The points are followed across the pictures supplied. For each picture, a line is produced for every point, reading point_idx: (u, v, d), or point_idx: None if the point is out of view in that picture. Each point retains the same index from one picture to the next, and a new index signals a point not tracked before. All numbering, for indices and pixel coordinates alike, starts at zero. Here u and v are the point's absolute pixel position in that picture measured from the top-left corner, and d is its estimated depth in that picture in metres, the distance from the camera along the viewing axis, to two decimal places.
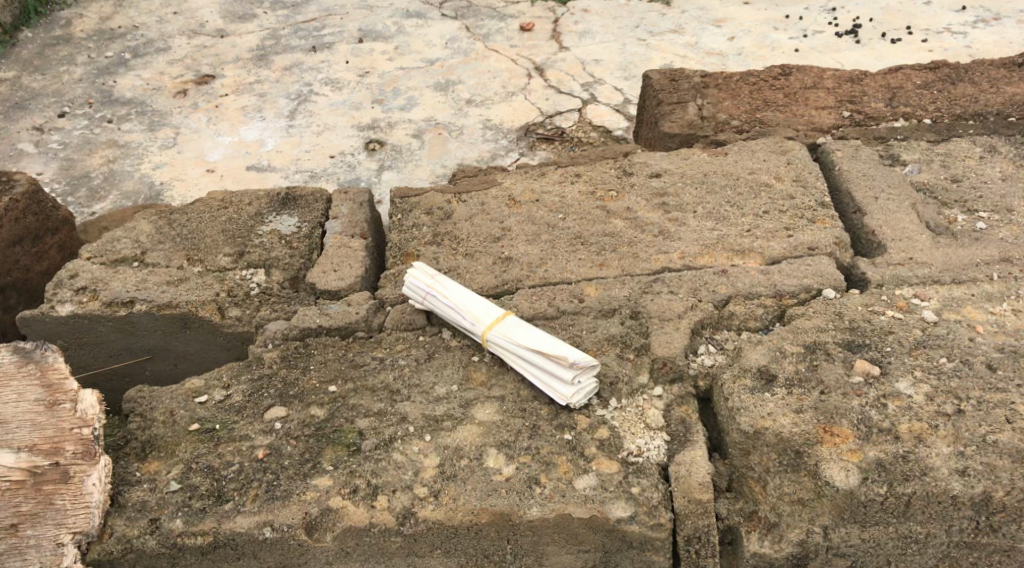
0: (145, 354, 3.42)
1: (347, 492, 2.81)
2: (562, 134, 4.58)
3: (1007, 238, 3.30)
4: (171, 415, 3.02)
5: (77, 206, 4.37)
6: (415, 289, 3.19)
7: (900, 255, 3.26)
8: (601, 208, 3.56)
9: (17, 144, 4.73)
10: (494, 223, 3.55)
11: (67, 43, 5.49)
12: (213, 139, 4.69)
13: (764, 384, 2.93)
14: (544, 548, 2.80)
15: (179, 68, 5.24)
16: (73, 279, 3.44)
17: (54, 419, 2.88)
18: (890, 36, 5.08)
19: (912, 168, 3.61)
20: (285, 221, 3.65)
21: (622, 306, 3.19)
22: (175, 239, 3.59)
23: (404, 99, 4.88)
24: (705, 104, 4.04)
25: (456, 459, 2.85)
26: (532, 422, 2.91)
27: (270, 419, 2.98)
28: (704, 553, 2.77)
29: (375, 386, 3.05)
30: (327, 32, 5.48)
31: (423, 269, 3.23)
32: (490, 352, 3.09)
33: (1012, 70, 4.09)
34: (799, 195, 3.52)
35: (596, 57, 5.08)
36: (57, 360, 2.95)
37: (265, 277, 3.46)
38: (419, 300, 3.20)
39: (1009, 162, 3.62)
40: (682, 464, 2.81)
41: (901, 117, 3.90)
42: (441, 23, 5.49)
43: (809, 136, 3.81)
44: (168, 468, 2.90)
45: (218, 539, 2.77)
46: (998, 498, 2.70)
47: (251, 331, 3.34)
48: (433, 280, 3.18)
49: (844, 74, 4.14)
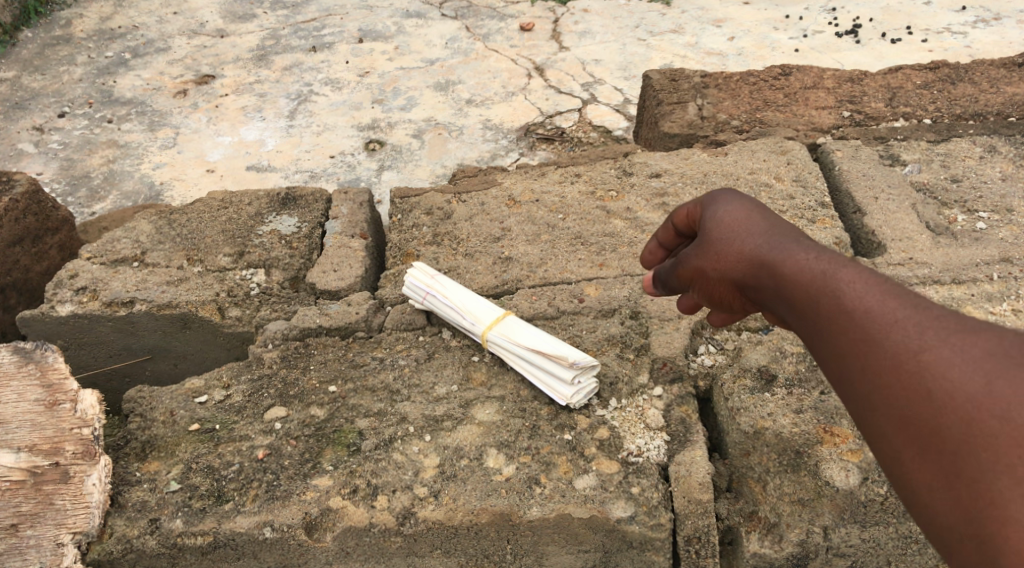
0: (145, 354, 3.43)
1: (348, 492, 2.81)
2: (562, 134, 4.58)
3: (1007, 238, 3.30)
4: (171, 415, 3.02)
5: (77, 206, 4.37)
6: (415, 289, 3.19)
7: (901, 255, 3.26)
8: (601, 208, 3.56)
9: (17, 144, 4.73)
10: (494, 223, 3.55)
11: (67, 43, 5.49)
12: (214, 139, 4.70)
13: (764, 384, 2.96)
14: (544, 548, 2.80)
15: (179, 68, 5.24)
16: (73, 279, 3.44)
17: (54, 419, 2.89)
18: (890, 36, 5.08)
19: (912, 168, 3.61)
20: (285, 221, 3.65)
21: (622, 306, 3.19)
22: (175, 239, 3.59)
23: (404, 99, 4.87)
24: (705, 104, 4.05)
25: (456, 459, 2.85)
26: (532, 422, 2.91)
27: (270, 420, 2.98)
28: (704, 553, 2.76)
29: (375, 386, 3.05)
30: (327, 33, 5.48)
31: (423, 269, 3.22)
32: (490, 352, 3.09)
33: (1012, 70, 4.10)
34: (799, 195, 3.51)
35: (596, 56, 5.08)
36: (57, 360, 2.95)
37: (265, 276, 3.46)
38: (419, 300, 3.20)
39: (1009, 162, 3.62)
40: (682, 464, 2.81)
41: (901, 117, 3.90)
42: (441, 23, 5.49)
43: (809, 136, 3.81)
44: (168, 468, 2.89)
45: (218, 539, 2.77)
46: None
47: (251, 332, 3.33)
48: (433, 280, 3.18)
49: (844, 74, 4.14)
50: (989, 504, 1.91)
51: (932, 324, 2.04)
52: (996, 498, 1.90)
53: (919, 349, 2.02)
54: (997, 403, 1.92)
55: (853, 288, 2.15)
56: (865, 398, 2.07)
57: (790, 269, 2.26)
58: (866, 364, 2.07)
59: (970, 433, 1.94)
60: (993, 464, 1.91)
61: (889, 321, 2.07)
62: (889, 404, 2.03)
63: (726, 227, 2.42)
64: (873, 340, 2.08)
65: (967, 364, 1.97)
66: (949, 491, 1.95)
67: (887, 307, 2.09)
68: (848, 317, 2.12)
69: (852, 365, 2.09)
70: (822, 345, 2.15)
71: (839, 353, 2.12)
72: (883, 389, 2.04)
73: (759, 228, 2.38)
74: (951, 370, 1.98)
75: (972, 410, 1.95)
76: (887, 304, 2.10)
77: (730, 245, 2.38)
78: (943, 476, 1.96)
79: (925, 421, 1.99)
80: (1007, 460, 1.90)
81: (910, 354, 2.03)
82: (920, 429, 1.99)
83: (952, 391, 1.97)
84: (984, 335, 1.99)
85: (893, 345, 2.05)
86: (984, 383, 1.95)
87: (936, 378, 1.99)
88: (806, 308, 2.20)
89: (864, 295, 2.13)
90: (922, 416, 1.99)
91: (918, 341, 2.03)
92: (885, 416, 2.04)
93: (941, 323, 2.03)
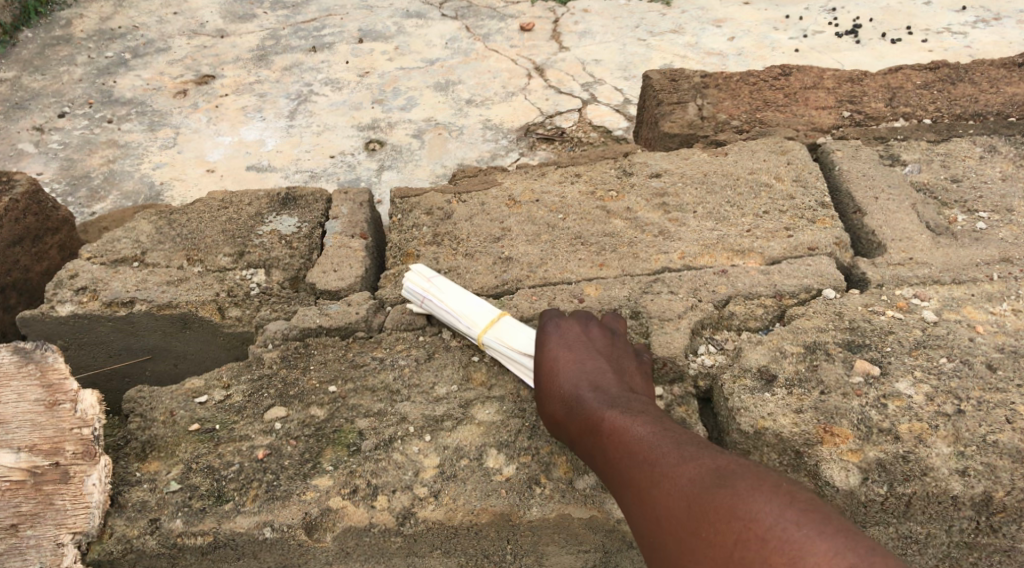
0: (145, 354, 3.44)
1: (348, 492, 2.81)
2: (562, 134, 4.58)
3: (1007, 238, 3.30)
4: (171, 415, 3.02)
5: (77, 206, 4.37)
6: (413, 293, 3.19)
7: (901, 255, 3.26)
8: (601, 208, 3.56)
9: (17, 144, 4.73)
10: (494, 223, 3.56)
11: (67, 43, 5.49)
12: (213, 139, 4.70)
13: (763, 384, 2.93)
14: (544, 548, 2.83)
15: (179, 69, 5.24)
16: (73, 279, 3.44)
17: (54, 419, 2.89)
18: (890, 36, 5.08)
19: (912, 168, 3.61)
20: (285, 221, 3.65)
21: (623, 306, 3.19)
22: (175, 239, 3.59)
23: (404, 99, 4.87)
24: (705, 104, 4.05)
25: (456, 459, 2.85)
26: (532, 422, 2.90)
27: (270, 420, 2.98)
28: None
29: (376, 386, 3.04)
30: (327, 33, 5.48)
31: (420, 272, 3.22)
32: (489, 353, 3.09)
33: (1012, 70, 4.10)
34: (799, 195, 3.51)
35: (596, 56, 5.08)
36: (57, 361, 2.95)
37: (265, 277, 3.46)
38: (418, 304, 3.19)
39: (1009, 162, 3.62)
40: None
41: (901, 117, 3.90)
42: (441, 23, 5.49)
43: (809, 136, 3.81)
44: (168, 468, 2.89)
45: (218, 539, 2.78)
46: (998, 498, 2.71)
47: (251, 332, 3.33)
48: (429, 284, 3.18)
49: (844, 74, 4.15)
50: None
51: (687, 477, 2.40)
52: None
53: (671, 496, 2.40)
54: (726, 548, 2.29)
55: (635, 441, 2.53)
56: (634, 530, 2.46)
57: (592, 414, 2.65)
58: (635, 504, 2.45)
59: None
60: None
61: (659, 470, 2.45)
62: (649, 539, 2.42)
63: (558, 369, 2.80)
64: (643, 482, 2.46)
65: (705, 511, 2.34)
66: None
67: (656, 459, 2.47)
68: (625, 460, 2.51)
69: (627, 502, 2.48)
70: (609, 481, 2.55)
71: (620, 492, 2.51)
72: (644, 522, 2.43)
73: (575, 374, 2.77)
74: (690, 515, 2.35)
75: (705, 550, 2.31)
76: (655, 458, 2.48)
77: (551, 389, 2.77)
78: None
79: (666, 557, 2.37)
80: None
81: (666, 497, 2.40)
82: (670, 564, 2.37)
83: (693, 534, 2.34)
84: (723, 489, 2.35)
85: (656, 490, 2.42)
86: (718, 532, 2.31)
87: (682, 521, 2.36)
88: (601, 452, 2.59)
89: (641, 445, 2.51)
90: (671, 553, 2.36)
91: (674, 487, 2.40)
92: (647, 547, 2.43)
93: (694, 475, 2.40)
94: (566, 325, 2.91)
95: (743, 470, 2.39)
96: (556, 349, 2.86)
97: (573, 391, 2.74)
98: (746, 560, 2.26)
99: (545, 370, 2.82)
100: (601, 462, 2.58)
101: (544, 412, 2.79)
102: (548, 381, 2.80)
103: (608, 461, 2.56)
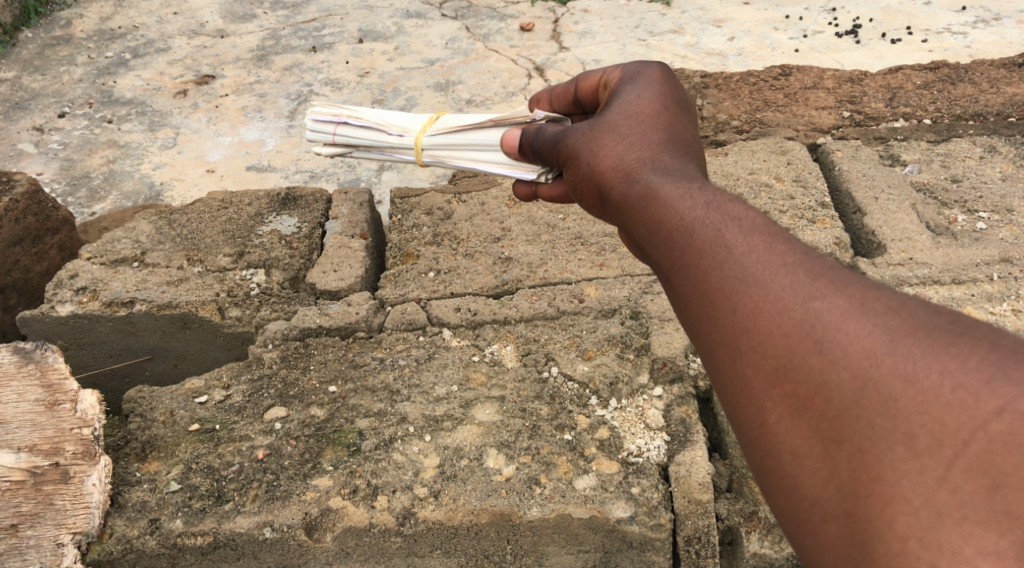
0: (145, 354, 3.44)
1: (347, 492, 2.80)
2: None
3: (1007, 238, 3.29)
4: (171, 415, 3.02)
5: (77, 206, 4.37)
6: (321, 126, 2.81)
7: (901, 255, 3.25)
8: None
9: (17, 144, 4.73)
10: (494, 223, 3.57)
11: (67, 43, 5.49)
12: (213, 139, 4.70)
13: None
14: (544, 548, 2.79)
15: (179, 68, 5.24)
16: (73, 279, 3.45)
17: (54, 419, 2.90)
18: (890, 36, 5.08)
19: (912, 168, 3.62)
20: (285, 221, 3.66)
21: (622, 306, 3.20)
22: (174, 239, 3.59)
23: (404, 99, 4.87)
24: (705, 104, 4.07)
25: (456, 459, 2.84)
26: (532, 422, 2.91)
27: (270, 420, 2.98)
28: (704, 553, 2.74)
29: (376, 386, 3.05)
30: (327, 32, 5.49)
31: (325, 105, 2.85)
32: (439, 161, 2.73)
33: (1012, 70, 4.12)
34: (799, 195, 3.50)
35: (596, 56, 5.08)
36: (57, 361, 2.95)
37: (265, 277, 3.46)
38: (330, 137, 2.81)
39: (1009, 162, 3.62)
40: (682, 464, 2.79)
41: (901, 117, 3.91)
42: (441, 23, 5.50)
43: (809, 136, 3.82)
44: (168, 468, 2.89)
45: (218, 539, 2.76)
46: None
47: (251, 332, 3.32)
48: (338, 110, 2.82)
49: (844, 74, 4.17)
50: (896, 533, 1.55)
51: (885, 305, 1.65)
52: (907, 529, 1.55)
53: (849, 322, 1.64)
54: (951, 413, 1.55)
55: (783, 245, 1.75)
56: (749, 349, 1.70)
57: (698, 193, 1.86)
58: (770, 312, 1.69)
59: (893, 442, 1.57)
60: (912, 488, 1.55)
61: (838, 286, 1.68)
62: (777, 365, 1.67)
63: (638, 121, 2.08)
64: (794, 294, 1.69)
65: (920, 354, 1.59)
66: (857, 502, 1.59)
67: (826, 275, 1.70)
68: (778, 266, 1.72)
69: (754, 315, 1.70)
70: (710, 279, 1.76)
71: (737, 298, 1.73)
72: (780, 346, 1.67)
73: (677, 155, 1.99)
74: (888, 354, 1.61)
75: (904, 407, 1.58)
76: (825, 273, 1.70)
77: (637, 160, 1.99)
78: (841, 481, 1.60)
79: (833, 406, 1.62)
80: (941, 487, 1.54)
81: (842, 322, 1.65)
82: (818, 415, 1.63)
83: (886, 381, 1.60)
84: (964, 338, 1.59)
85: (818, 307, 1.67)
86: (936, 388, 1.57)
87: (868, 359, 1.61)
88: (709, 240, 1.78)
89: (799, 254, 1.73)
90: (826, 399, 1.63)
91: (864, 313, 1.64)
92: (771, 378, 1.67)
93: (894, 307, 1.65)
94: (650, 65, 2.22)
95: (991, 330, 1.61)
96: (629, 110, 2.10)
97: (662, 157, 1.98)
98: (993, 443, 1.53)
99: (622, 112, 2.11)
100: (704, 253, 1.78)
101: (597, 168, 2.05)
102: (620, 131, 2.07)
103: (724, 251, 1.76)
